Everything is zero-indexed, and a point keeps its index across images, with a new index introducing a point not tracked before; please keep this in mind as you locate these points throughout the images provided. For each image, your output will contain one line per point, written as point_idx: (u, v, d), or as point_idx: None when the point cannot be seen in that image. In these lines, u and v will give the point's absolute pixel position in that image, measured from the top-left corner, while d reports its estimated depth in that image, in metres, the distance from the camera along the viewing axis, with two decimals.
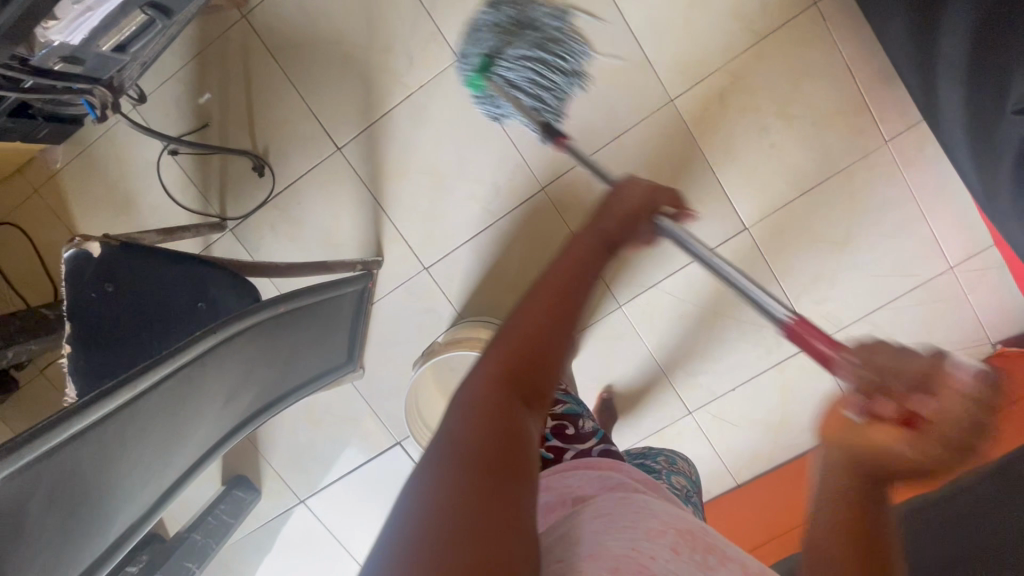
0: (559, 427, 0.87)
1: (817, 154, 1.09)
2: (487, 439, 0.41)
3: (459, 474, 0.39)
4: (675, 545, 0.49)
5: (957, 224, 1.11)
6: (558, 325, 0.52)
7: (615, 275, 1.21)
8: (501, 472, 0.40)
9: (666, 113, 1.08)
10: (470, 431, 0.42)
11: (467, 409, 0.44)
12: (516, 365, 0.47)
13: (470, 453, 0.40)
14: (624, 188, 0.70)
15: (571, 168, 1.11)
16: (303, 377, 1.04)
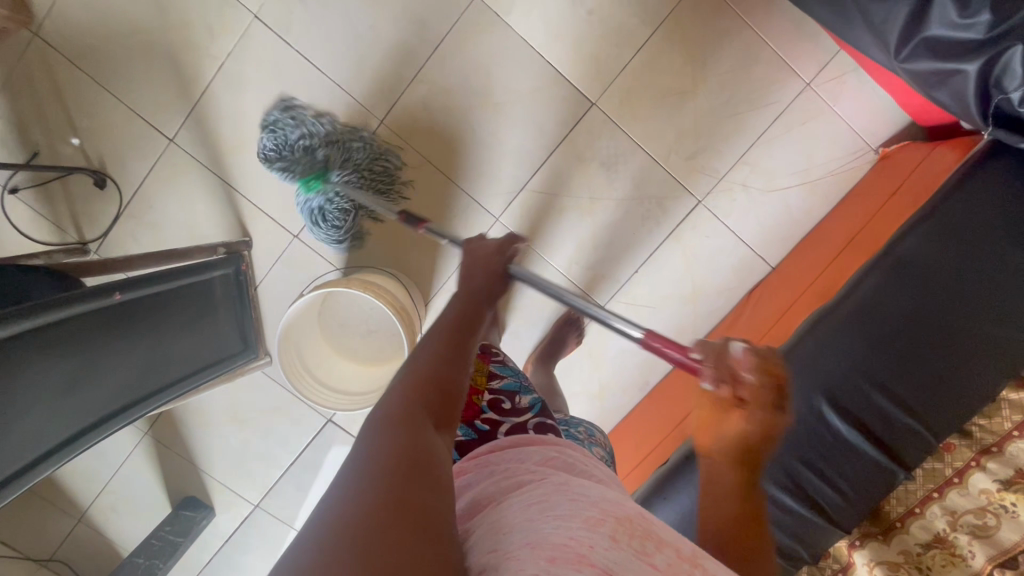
0: (495, 401, 0.78)
1: (637, 8, 1.06)
2: (399, 448, 0.42)
3: (379, 482, 0.39)
4: (616, 533, 0.42)
5: (799, 37, 1.07)
6: (451, 365, 0.56)
7: (480, 189, 1.14)
8: (412, 477, 0.40)
9: (475, 11, 1.06)
10: (387, 435, 0.44)
11: (376, 430, 0.45)
12: (414, 399, 0.50)
13: (383, 462, 0.41)
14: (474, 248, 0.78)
15: (402, 93, 1.09)
16: (186, 369, 1.02)
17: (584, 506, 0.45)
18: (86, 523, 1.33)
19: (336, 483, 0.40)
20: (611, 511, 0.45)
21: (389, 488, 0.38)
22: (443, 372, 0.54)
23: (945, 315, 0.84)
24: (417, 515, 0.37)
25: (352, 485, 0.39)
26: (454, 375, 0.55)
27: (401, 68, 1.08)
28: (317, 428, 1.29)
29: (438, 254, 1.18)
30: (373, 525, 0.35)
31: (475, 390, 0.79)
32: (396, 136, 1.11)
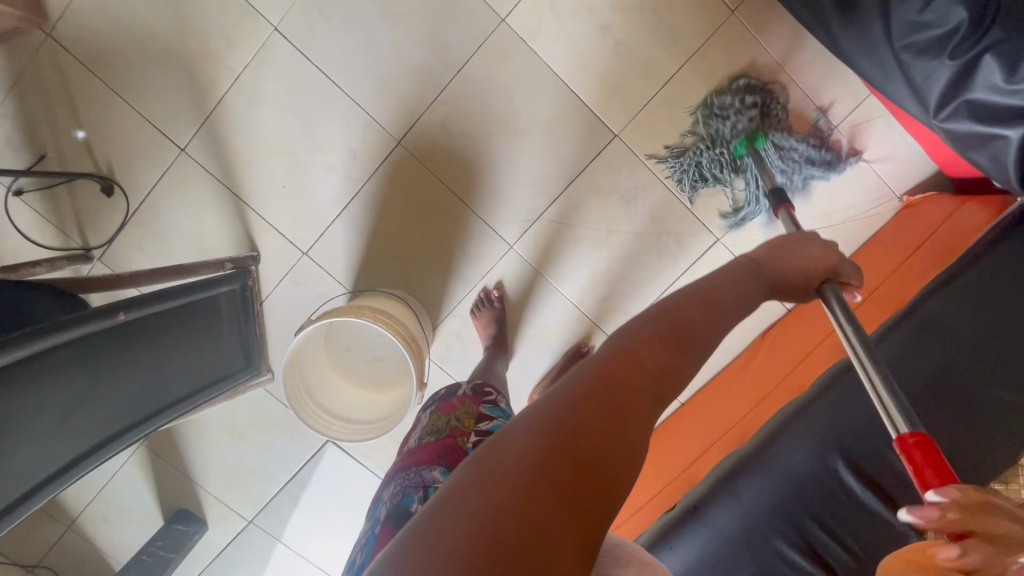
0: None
1: (667, 42, 1.04)
2: (588, 419, 0.40)
3: (553, 450, 0.37)
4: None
5: (830, 80, 1.05)
6: (675, 348, 0.50)
7: (496, 214, 1.12)
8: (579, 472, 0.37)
9: (502, 36, 1.03)
10: (575, 408, 0.40)
11: (576, 386, 0.43)
12: (625, 367, 0.45)
13: (567, 430, 0.39)
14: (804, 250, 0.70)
15: (423, 115, 1.07)
16: (189, 387, 1.00)
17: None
18: (75, 530, 1.31)
19: (520, 427, 0.40)
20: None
21: (563, 462, 0.37)
22: (663, 351, 0.49)
23: (971, 376, 0.82)
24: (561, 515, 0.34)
25: (531, 439, 0.38)
26: (680, 359, 0.49)
27: (422, 90, 1.06)
28: (316, 447, 1.27)
29: (450, 278, 1.15)
30: (534, 494, 0.34)
31: (460, 432, 0.80)
32: (414, 157, 1.09)
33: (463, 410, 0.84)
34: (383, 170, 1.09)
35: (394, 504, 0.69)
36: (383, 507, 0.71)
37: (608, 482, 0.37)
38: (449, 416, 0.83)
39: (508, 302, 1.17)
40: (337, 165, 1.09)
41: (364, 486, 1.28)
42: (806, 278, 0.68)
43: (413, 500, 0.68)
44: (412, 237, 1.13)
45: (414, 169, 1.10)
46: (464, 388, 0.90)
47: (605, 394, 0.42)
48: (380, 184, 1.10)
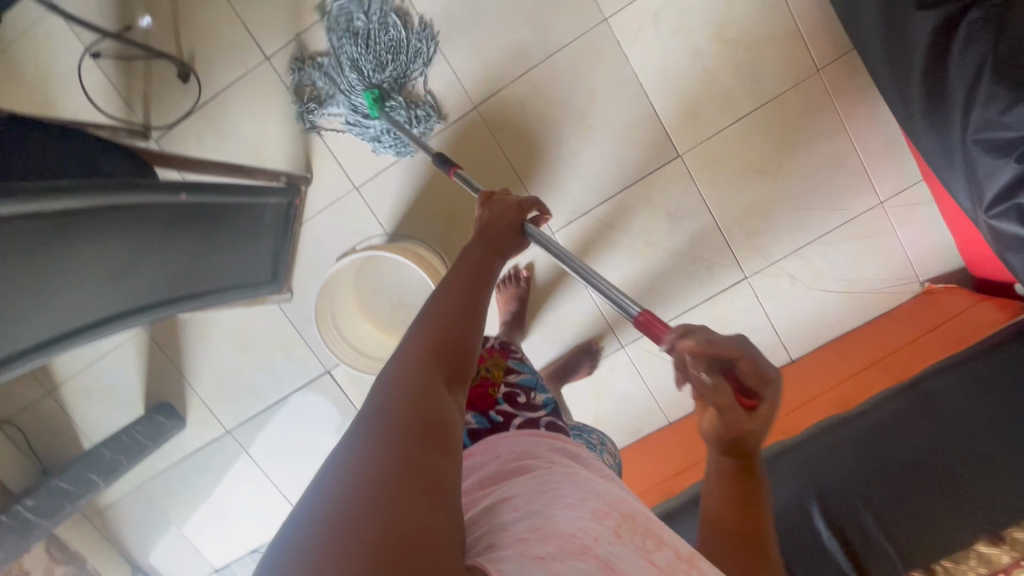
0: (510, 394, 0.73)
1: (750, 81, 1.08)
2: (405, 411, 0.39)
3: (393, 445, 0.36)
4: (621, 529, 0.41)
5: (888, 157, 1.10)
6: (467, 320, 0.51)
7: (547, 198, 1.15)
8: (425, 448, 0.37)
9: (600, 34, 1.07)
10: (400, 395, 0.41)
11: (378, 393, 0.41)
12: (420, 353, 0.45)
13: (393, 430, 0.37)
14: (489, 208, 0.74)
15: (504, 87, 1.10)
16: (215, 284, 1.02)
17: (592, 497, 0.43)
18: (54, 397, 1.31)
19: (349, 436, 0.38)
20: (617, 505, 0.44)
21: (404, 455, 0.35)
22: (452, 326, 0.49)
23: (947, 463, 0.85)
24: (415, 490, 0.34)
25: (365, 441, 0.36)
26: (471, 326, 0.51)
27: (511, 62, 1.09)
28: (312, 376, 1.28)
29: None
30: (396, 490, 0.33)
31: (491, 383, 0.75)
32: (484, 123, 1.12)
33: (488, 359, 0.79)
34: (452, 128, 1.12)
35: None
36: None
37: (447, 457, 0.38)
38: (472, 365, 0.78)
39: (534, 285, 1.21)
40: None
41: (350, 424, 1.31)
42: (518, 228, 0.73)
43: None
44: (461, 200, 1.16)
45: (481, 134, 1.13)
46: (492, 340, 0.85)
47: (407, 384, 0.42)
48: (445, 140, 1.13)
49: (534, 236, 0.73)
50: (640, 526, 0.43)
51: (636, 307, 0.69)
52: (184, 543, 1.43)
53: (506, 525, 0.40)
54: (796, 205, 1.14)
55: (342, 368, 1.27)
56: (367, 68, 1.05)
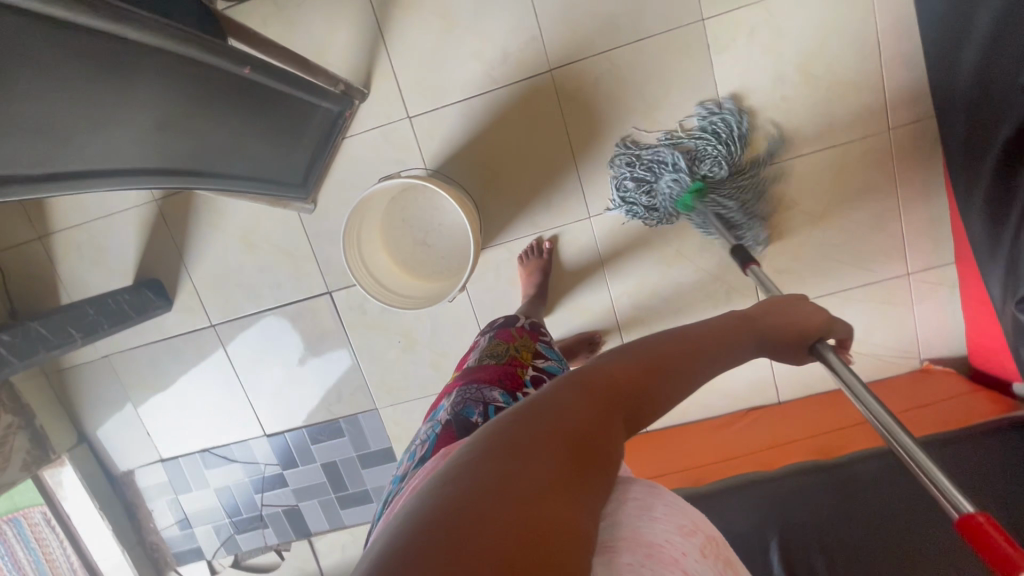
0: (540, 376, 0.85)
1: (822, 121, 1.08)
2: (576, 423, 0.44)
3: (559, 445, 0.42)
4: (706, 550, 0.48)
5: (928, 232, 1.12)
6: (662, 373, 0.54)
7: (593, 180, 1.14)
8: (581, 458, 0.42)
9: (692, 33, 1.05)
10: (580, 404, 0.46)
11: (574, 395, 0.48)
12: (620, 381, 0.51)
13: (572, 428, 0.44)
14: (789, 304, 0.70)
15: (584, 58, 1.08)
16: (258, 175, 0.98)
17: (678, 514, 0.50)
18: (43, 244, 1.26)
19: (530, 413, 0.44)
20: (703, 528, 0.51)
21: (564, 456, 0.41)
22: (660, 378, 0.53)
23: None
24: (563, 484, 0.39)
25: (542, 426, 0.43)
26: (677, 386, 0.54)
27: (596, 36, 1.07)
28: (312, 293, 1.26)
29: (522, 213, 1.17)
30: (549, 476, 0.39)
31: (519, 363, 0.87)
32: (554, 88, 1.10)
33: (521, 342, 0.92)
34: (521, 85, 1.10)
35: (452, 414, 0.76)
36: (441, 412, 0.80)
37: (598, 480, 0.42)
38: (506, 344, 0.91)
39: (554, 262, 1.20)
40: (484, 56, 1.10)
41: (337, 349, 1.29)
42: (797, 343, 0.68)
43: (472, 415, 0.75)
44: (510, 159, 1.15)
45: (547, 99, 1.11)
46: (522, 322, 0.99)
47: (596, 396, 0.48)
48: (511, 95, 1.11)
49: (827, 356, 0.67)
50: (716, 548, 0.51)
51: (970, 504, 0.49)
52: (139, 424, 1.40)
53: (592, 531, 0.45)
54: (828, 254, 1.15)
55: (344, 293, 1.25)
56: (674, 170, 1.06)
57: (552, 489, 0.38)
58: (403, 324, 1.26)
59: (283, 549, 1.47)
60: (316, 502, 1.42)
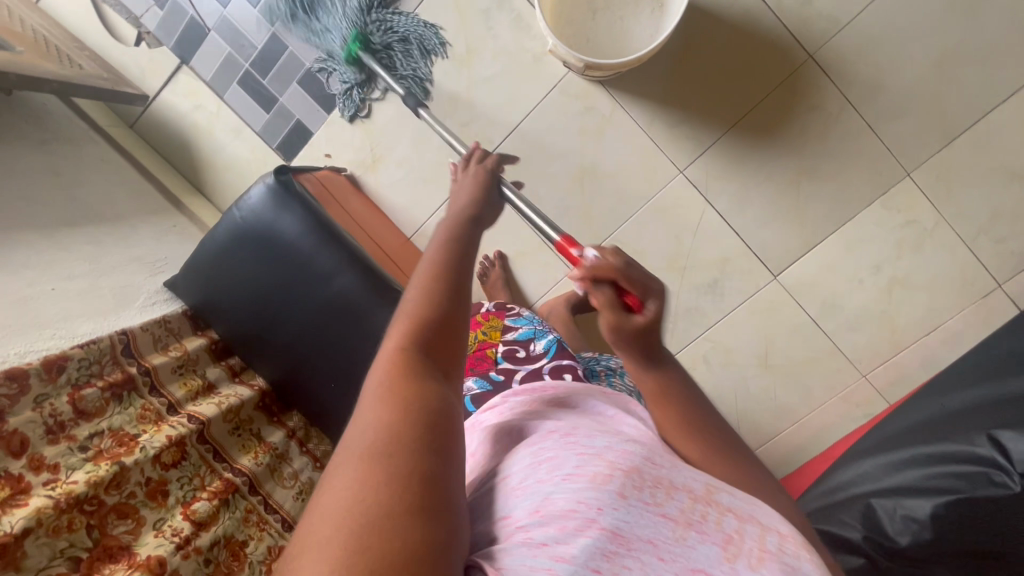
0: (510, 351, 0.90)
1: (850, 321, 1.16)
2: (367, 443, 0.35)
3: (353, 487, 0.32)
4: (626, 490, 0.40)
5: (790, 451, 1.25)
6: (434, 318, 0.46)
7: (716, 157, 1.10)
8: (385, 470, 0.33)
9: (891, 173, 1.06)
10: (363, 427, 0.36)
11: (351, 429, 0.37)
12: (400, 360, 0.41)
13: (345, 486, 0.32)
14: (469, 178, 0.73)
15: (834, 84, 1.03)
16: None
17: (591, 457, 0.43)
18: None
19: (318, 495, 0.34)
20: (618, 461, 0.43)
21: (366, 492, 0.32)
22: (427, 338, 0.44)
23: None
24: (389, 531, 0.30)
25: (328, 498, 0.32)
26: (454, 330, 0.46)
27: (858, 86, 1.03)
28: None
29: (649, 105, 1.08)
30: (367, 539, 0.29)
31: (489, 344, 0.94)
32: (794, 71, 1.03)
33: (486, 324, 0.98)
34: (785, 34, 1.01)
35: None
36: None
37: (427, 469, 0.34)
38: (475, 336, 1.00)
39: (621, 163, 1.12)
40: None
41: None
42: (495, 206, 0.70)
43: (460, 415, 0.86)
44: (702, 63, 1.05)
45: (781, 69, 1.03)
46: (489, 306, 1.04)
47: (371, 401, 0.38)
48: (771, 28, 1.01)
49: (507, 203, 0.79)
50: (642, 476, 0.42)
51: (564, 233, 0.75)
52: None
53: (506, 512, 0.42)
54: (736, 389, 1.24)
55: None
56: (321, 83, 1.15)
57: (402, 532, 0.30)
58: (479, 40, 1.09)
59: (145, 39, 1.18)
60: (224, 49, 1.16)
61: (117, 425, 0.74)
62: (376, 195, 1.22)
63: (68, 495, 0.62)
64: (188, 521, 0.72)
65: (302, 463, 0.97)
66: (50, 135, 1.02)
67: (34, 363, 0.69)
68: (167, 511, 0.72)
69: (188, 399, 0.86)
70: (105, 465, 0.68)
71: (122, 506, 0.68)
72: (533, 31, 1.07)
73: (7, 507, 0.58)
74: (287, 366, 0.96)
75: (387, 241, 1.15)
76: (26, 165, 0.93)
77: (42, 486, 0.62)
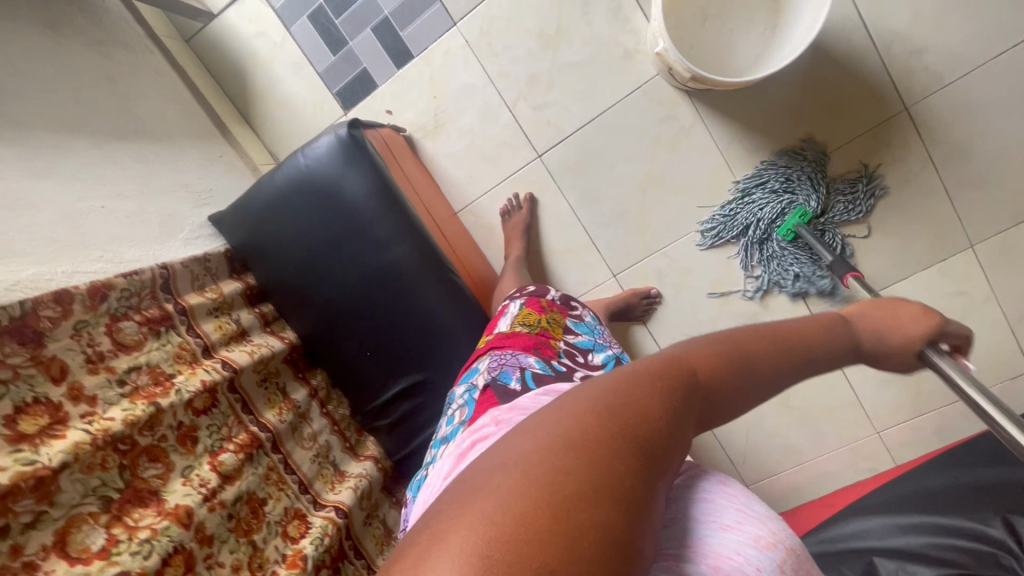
0: (574, 351, 0.77)
1: (878, 376, 1.16)
2: (606, 408, 0.32)
3: (574, 440, 0.30)
4: (788, 568, 0.36)
5: (791, 491, 1.26)
6: (721, 361, 0.40)
7: None
8: (610, 450, 0.30)
9: (956, 242, 1.05)
10: (613, 391, 0.34)
11: (600, 386, 0.35)
12: (674, 369, 0.37)
13: (570, 432, 0.31)
14: (866, 314, 0.56)
15: (922, 141, 1.01)
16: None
17: (755, 518, 0.38)
18: None
19: (544, 420, 0.33)
20: (785, 537, 0.38)
21: (585, 454, 0.29)
22: (709, 373, 0.38)
23: None
24: (579, 510, 0.27)
25: (552, 430, 0.31)
26: (735, 402, 0.40)
27: (946, 149, 1.01)
28: None
29: (733, 126, 1.05)
30: (560, 499, 0.27)
31: (552, 336, 0.79)
32: (887, 120, 1.00)
33: (549, 314, 0.86)
34: (886, 82, 0.99)
35: (490, 378, 0.67)
36: (476, 378, 0.72)
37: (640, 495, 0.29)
38: (536, 317, 0.84)
39: (691, 179, 1.09)
40: (917, 27, 0.96)
41: None
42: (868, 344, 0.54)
43: (509, 380, 0.65)
44: (794, 94, 1.02)
45: (874, 115, 1.00)
46: (556, 294, 0.91)
47: (629, 379, 0.35)
48: (872, 73, 0.98)
49: (941, 364, 0.53)
50: (797, 559, 0.38)
51: None
52: None
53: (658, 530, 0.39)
54: (752, 422, 1.24)
55: None
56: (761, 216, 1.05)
57: (586, 526, 0.27)
58: (572, 23, 1.04)
59: None
60: None
61: (155, 362, 0.71)
62: (432, 162, 1.17)
63: (105, 432, 0.60)
64: (215, 472, 0.70)
65: (322, 424, 0.95)
66: (107, 35, 0.95)
67: (81, 287, 0.65)
68: (195, 459, 0.70)
69: (222, 343, 0.83)
70: (142, 406, 0.65)
71: (153, 449, 0.65)
72: (630, 25, 1.02)
73: (44, 437, 0.55)
74: (325, 326, 0.94)
75: (439, 213, 1.11)
76: (81, 65, 0.87)
77: (79, 418, 0.59)
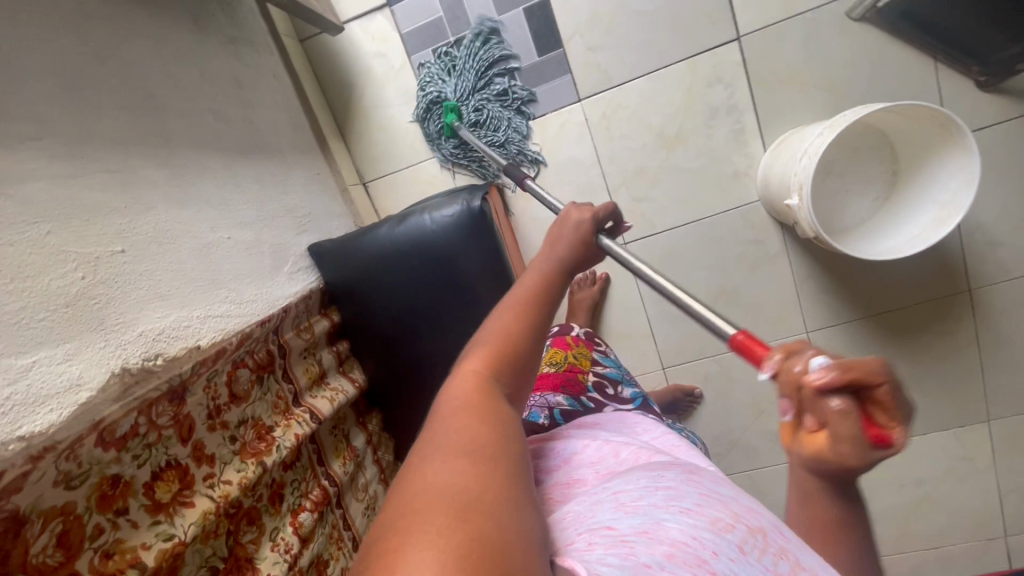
0: (601, 385, 0.83)
1: (874, 512, 1.25)
2: (458, 434, 0.39)
3: (452, 468, 0.35)
4: (747, 546, 0.35)
5: None
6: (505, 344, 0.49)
7: (843, 334, 1.14)
8: (480, 461, 0.36)
9: (977, 413, 1.15)
10: (453, 422, 0.40)
11: (441, 426, 0.41)
12: (482, 376, 0.45)
13: (444, 464, 0.36)
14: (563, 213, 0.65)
15: (974, 323, 1.09)
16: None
17: (718, 506, 0.39)
18: None
19: (419, 468, 0.37)
20: (746, 518, 0.38)
21: (460, 473, 0.35)
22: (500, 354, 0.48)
23: None
24: (476, 512, 0.32)
25: (434, 470, 0.35)
26: (527, 372, 0.49)
27: (992, 333, 1.10)
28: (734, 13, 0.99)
29: (812, 264, 1.10)
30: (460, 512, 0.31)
31: (580, 371, 0.85)
32: (950, 296, 1.08)
33: (574, 348, 0.89)
34: (959, 264, 1.06)
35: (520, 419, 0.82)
36: None
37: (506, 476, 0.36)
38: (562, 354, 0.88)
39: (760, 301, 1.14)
40: (999, 223, 1.03)
41: (655, 48, 1.03)
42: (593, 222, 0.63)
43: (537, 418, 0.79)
44: None
45: (940, 290, 1.08)
46: (579, 329, 0.94)
47: (460, 407, 0.42)
48: (949, 253, 1.06)
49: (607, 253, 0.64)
50: (766, 538, 0.37)
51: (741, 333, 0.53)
52: None
53: (604, 521, 0.38)
54: None
55: (734, 57, 1.01)
56: (502, 84, 1.08)
57: (486, 517, 0.32)
58: (693, 132, 1.06)
59: None
60: (436, 14, 1.06)
61: (257, 415, 0.69)
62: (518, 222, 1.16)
63: (227, 499, 0.59)
64: (295, 535, 0.68)
65: (372, 472, 0.94)
66: (237, 31, 0.91)
67: (207, 337, 0.63)
68: (280, 519, 0.68)
69: (308, 387, 0.81)
70: (252, 466, 0.64)
71: (252, 511, 0.64)
72: (746, 149, 1.06)
73: (177, 505, 0.54)
74: (399, 380, 0.93)
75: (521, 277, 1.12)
76: (216, 67, 0.82)
77: (201, 481, 0.58)
